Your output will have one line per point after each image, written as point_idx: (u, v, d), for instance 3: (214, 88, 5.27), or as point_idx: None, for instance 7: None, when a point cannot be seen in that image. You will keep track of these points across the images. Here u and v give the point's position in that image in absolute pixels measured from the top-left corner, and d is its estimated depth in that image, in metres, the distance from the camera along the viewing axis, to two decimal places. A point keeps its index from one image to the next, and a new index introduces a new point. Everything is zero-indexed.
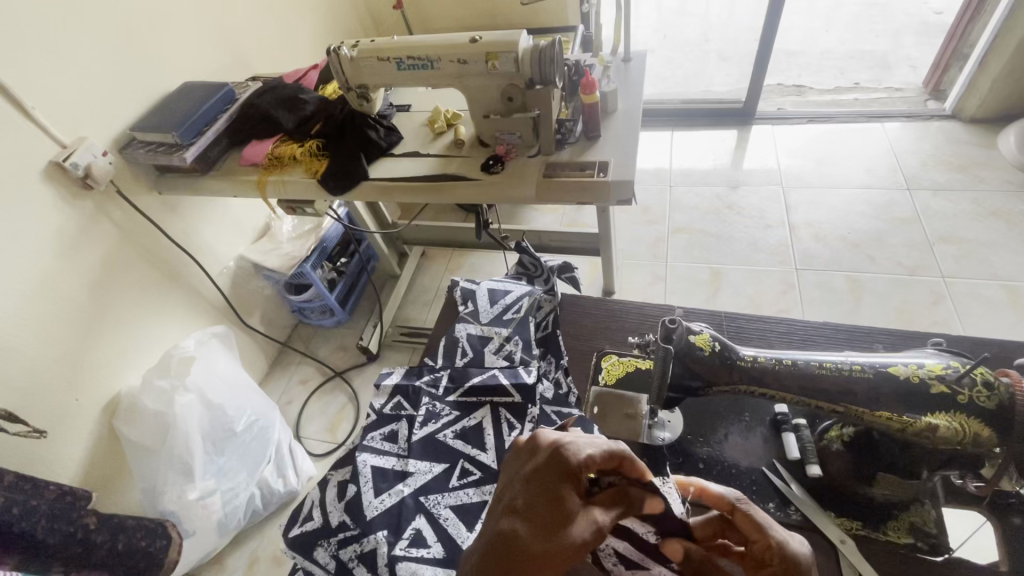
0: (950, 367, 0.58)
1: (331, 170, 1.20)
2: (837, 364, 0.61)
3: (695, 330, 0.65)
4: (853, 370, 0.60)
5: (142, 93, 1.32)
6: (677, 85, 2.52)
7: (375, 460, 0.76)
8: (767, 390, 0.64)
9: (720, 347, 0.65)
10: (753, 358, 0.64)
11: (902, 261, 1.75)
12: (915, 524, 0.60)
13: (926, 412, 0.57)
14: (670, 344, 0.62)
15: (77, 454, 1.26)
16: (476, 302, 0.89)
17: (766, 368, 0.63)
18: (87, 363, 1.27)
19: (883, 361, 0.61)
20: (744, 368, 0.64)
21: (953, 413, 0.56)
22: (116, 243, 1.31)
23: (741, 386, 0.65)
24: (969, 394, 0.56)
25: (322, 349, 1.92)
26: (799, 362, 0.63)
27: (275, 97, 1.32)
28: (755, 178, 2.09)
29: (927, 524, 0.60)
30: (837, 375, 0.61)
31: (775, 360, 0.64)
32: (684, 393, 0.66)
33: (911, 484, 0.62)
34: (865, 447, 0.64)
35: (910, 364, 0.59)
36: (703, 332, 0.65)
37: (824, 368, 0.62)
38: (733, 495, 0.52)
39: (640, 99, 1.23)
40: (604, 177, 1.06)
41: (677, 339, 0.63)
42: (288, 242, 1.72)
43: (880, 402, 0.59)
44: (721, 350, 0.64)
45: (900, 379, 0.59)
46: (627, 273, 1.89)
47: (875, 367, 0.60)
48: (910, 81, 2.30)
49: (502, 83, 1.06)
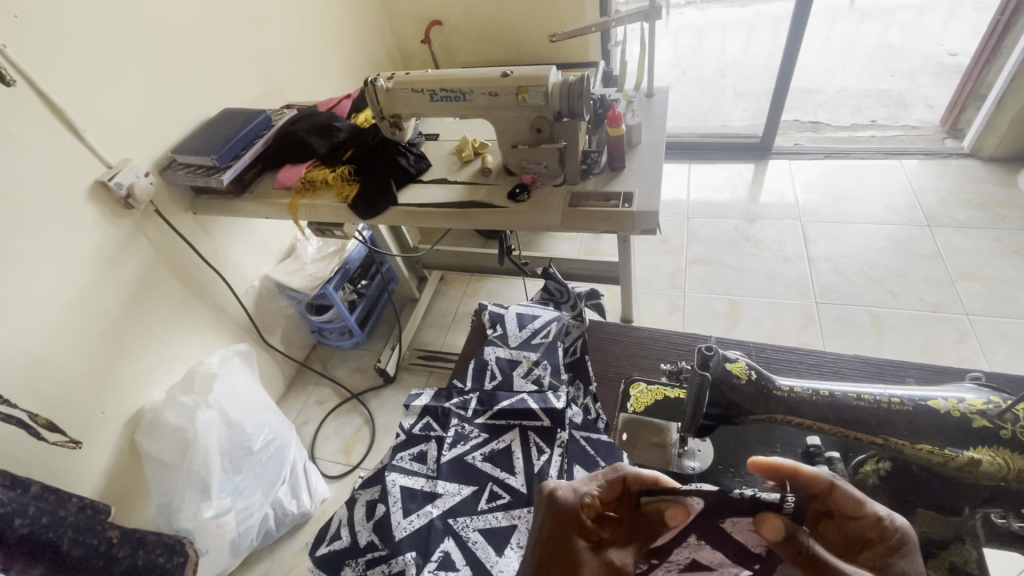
0: (992, 402, 0.58)
1: (361, 195, 1.24)
2: (875, 397, 0.61)
3: (732, 358, 0.66)
4: (892, 403, 0.60)
5: (183, 119, 1.39)
6: (694, 119, 2.56)
7: (404, 481, 0.76)
8: (803, 420, 0.64)
9: (755, 376, 0.65)
10: (789, 388, 0.64)
11: (924, 297, 1.74)
12: (954, 563, 0.58)
13: (969, 447, 0.56)
14: (707, 372, 0.63)
15: (100, 466, 1.28)
16: (505, 325, 0.90)
17: (803, 399, 0.63)
18: (115, 376, 1.30)
19: (922, 396, 0.60)
20: (780, 398, 0.64)
21: (996, 448, 0.55)
22: (151, 261, 1.36)
23: (776, 416, 0.64)
24: (1012, 430, 0.55)
25: (339, 369, 1.94)
26: (835, 393, 0.63)
27: (310, 124, 1.38)
28: (773, 212, 2.10)
29: (967, 563, 0.58)
30: (875, 408, 0.60)
31: (811, 391, 0.64)
32: (718, 421, 0.66)
33: (952, 521, 0.60)
34: (902, 481, 0.63)
35: (949, 398, 0.59)
36: (739, 360, 0.65)
37: (861, 399, 0.62)
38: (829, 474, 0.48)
39: (663, 132, 1.26)
40: (629, 207, 1.08)
41: (713, 365, 0.64)
42: (312, 263, 1.75)
43: (920, 435, 0.58)
44: (757, 378, 0.65)
45: (941, 413, 0.58)
46: (645, 302, 1.90)
47: (914, 400, 0.60)
48: (927, 119, 2.33)
49: (531, 116, 1.10)
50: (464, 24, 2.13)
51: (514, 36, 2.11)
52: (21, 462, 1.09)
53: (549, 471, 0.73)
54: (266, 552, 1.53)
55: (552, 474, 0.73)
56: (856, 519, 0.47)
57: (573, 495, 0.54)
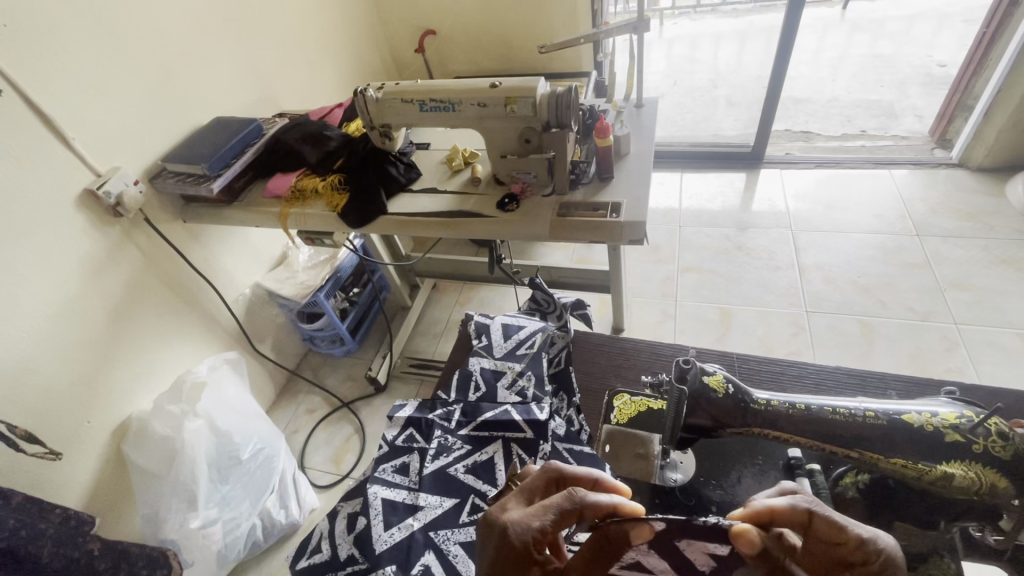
0: (966, 416, 0.58)
1: (351, 204, 1.24)
2: (850, 410, 0.61)
3: (709, 371, 0.66)
4: (867, 416, 0.60)
5: (174, 128, 1.39)
6: (686, 128, 2.57)
7: (385, 493, 0.76)
8: (780, 433, 0.64)
9: (733, 389, 0.65)
10: (767, 401, 0.64)
11: (914, 306, 1.74)
12: None
13: (942, 462, 0.57)
14: (684, 386, 0.63)
15: (85, 476, 1.26)
16: (490, 336, 0.90)
17: (780, 412, 0.63)
18: (101, 385, 1.29)
19: (897, 409, 0.60)
20: (758, 411, 0.64)
21: (968, 463, 0.56)
22: (139, 269, 1.35)
23: (755, 428, 0.65)
24: (984, 443, 0.55)
25: (330, 378, 1.93)
26: (812, 407, 0.63)
27: (300, 133, 1.38)
28: (764, 220, 2.12)
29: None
30: (851, 421, 0.60)
31: (788, 404, 0.64)
32: (697, 433, 0.67)
33: (927, 534, 0.60)
34: (880, 495, 0.63)
35: (924, 412, 0.59)
36: (716, 372, 0.66)
37: (837, 413, 0.61)
38: (804, 501, 0.47)
39: (651, 143, 1.27)
40: (616, 218, 1.09)
41: (691, 379, 0.64)
42: (303, 271, 1.75)
43: (894, 448, 0.58)
44: (736, 392, 0.65)
45: (915, 427, 0.58)
46: (637, 311, 1.90)
47: (889, 414, 0.60)
48: (916, 129, 2.35)
49: (519, 127, 1.10)
50: (457, 34, 2.15)
51: (507, 46, 2.13)
52: (4, 473, 1.08)
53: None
54: (253, 564, 1.52)
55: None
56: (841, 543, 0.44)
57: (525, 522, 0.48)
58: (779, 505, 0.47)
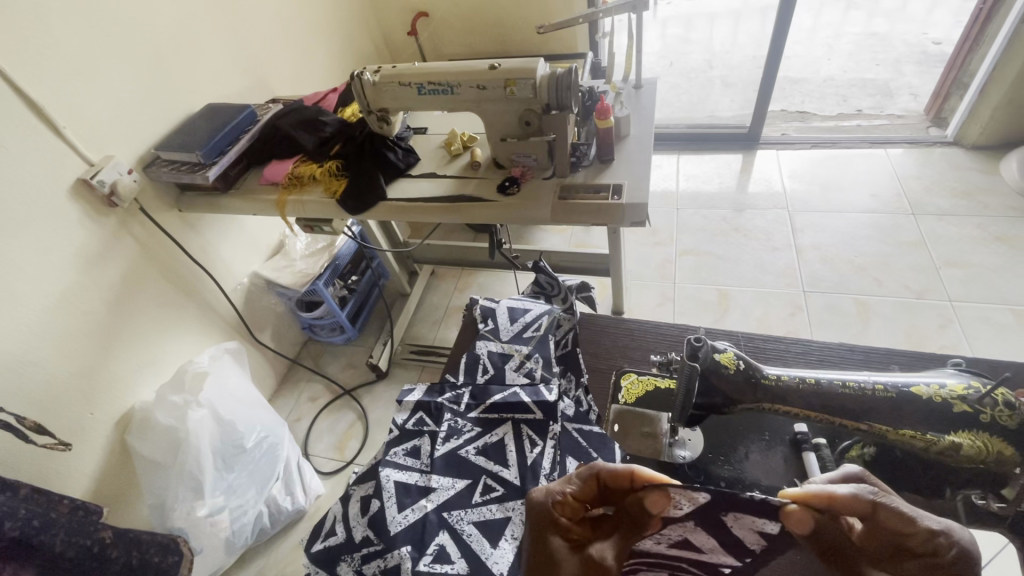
0: (972, 387, 0.59)
1: (349, 190, 1.23)
2: (860, 383, 0.62)
3: (720, 349, 0.66)
4: (876, 389, 0.61)
5: (166, 115, 1.37)
6: (683, 110, 2.56)
7: (398, 476, 0.76)
8: (790, 408, 0.65)
9: (744, 365, 0.66)
10: (777, 376, 0.65)
11: (909, 284, 1.76)
12: None
13: (949, 432, 0.58)
14: (697, 362, 0.64)
15: (90, 468, 1.26)
16: (496, 319, 0.90)
17: (790, 386, 0.64)
18: (102, 376, 1.28)
19: (906, 382, 0.61)
20: (769, 386, 0.65)
21: (977, 432, 0.57)
22: (138, 261, 1.34)
23: (765, 404, 0.65)
24: (991, 413, 0.57)
25: (331, 366, 1.93)
26: (822, 381, 0.64)
27: (296, 118, 1.35)
28: (761, 201, 2.12)
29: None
30: (860, 395, 0.62)
31: (799, 379, 0.65)
32: (708, 411, 0.67)
33: (934, 503, 0.62)
34: (886, 465, 0.65)
35: (931, 384, 0.60)
36: (727, 350, 0.66)
37: (846, 386, 0.62)
38: (868, 493, 0.47)
39: (651, 124, 1.26)
40: (619, 200, 1.08)
41: (702, 356, 0.65)
42: (301, 259, 1.74)
43: (903, 420, 0.60)
44: (746, 368, 0.66)
45: (924, 399, 0.59)
46: (635, 294, 1.91)
47: (898, 387, 0.61)
48: (911, 108, 2.35)
49: (520, 109, 1.09)
50: (451, 16, 2.11)
51: (501, 27, 2.10)
52: (9, 465, 1.08)
53: (542, 463, 0.74)
54: (260, 550, 1.53)
55: (546, 465, 0.74)
56: (910, 536, 0.46)
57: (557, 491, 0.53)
58: (840, 493, 0.46)
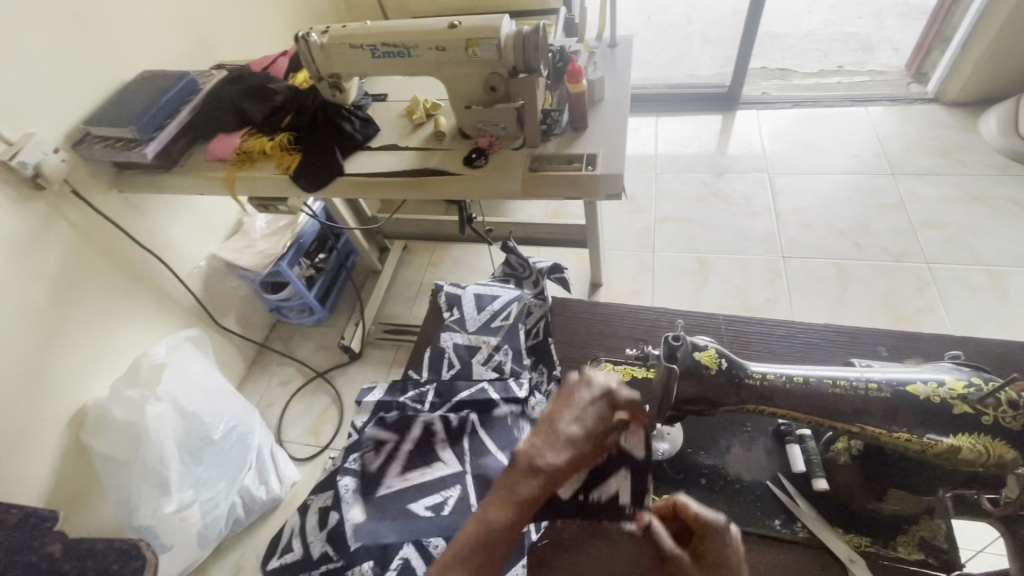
0: (973, 384, 0.56)
1: (304, 166, 1.13)
2: (851, 383, 0.59)
3: (701, 346, 0.62)
4: (869, 389, 0.58)
5: (94, 84, 1.22)
6: (661, 69, 2.46)
7: (424, 502, 0.69)
8: (775, 407, 0.61)
9: (726, 364, 0.62)
10: (762, 376, 0.61)
11: (888, 246, 1.75)
12: (924, 539, 0.60)
13: (950, 434, 0.56)
14: (674, 363, 0.60)
15: (43, 471, 1.18)
16: (462, 308, 0.88)
17: (777, 386, 0.61)
18: (48, 374, 1.19)
19: (901, 379, 0.58)
20: (751, 387, 0.61)
21: (977, 434, 0.55)
22: (76, 248, 1.23)
23: (748, 405, 0.62)
24: (994, 414, 0.55)
25: (302, 348, 1.85)
26: (811, 379, 0.60)
27: (242, 87, 1.23)
28: (741, 164, 2.07)
29: (936, 538, 0.59)
30: (852, 395, 0.58)
31: (786, 378, 0.61)
32: (686, 412, 0.64)
33: (922, 499, 0.61)
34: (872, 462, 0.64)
35: (929, 381, 0.57)
36: (708, 348, 0.62)
37: (837, 386, 0.59)
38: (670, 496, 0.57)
39: (627, 87, 1.18)
40: (593, 170, 1.01)
41: (681, 356, 0.61)
42: (262, 239, 1.63)
43: (897, 421, 0.57)
44: (730, 367, 0.62)
45: (920, 399, 0.57)
46: (614, 264, 1.86)
47: (893, 385, 0.58)
48: (893, 63, 2.29)
49: (483, 72, 1.00)
50: None
51: None
52: None
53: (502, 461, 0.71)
54: (237, 539, 1.49)
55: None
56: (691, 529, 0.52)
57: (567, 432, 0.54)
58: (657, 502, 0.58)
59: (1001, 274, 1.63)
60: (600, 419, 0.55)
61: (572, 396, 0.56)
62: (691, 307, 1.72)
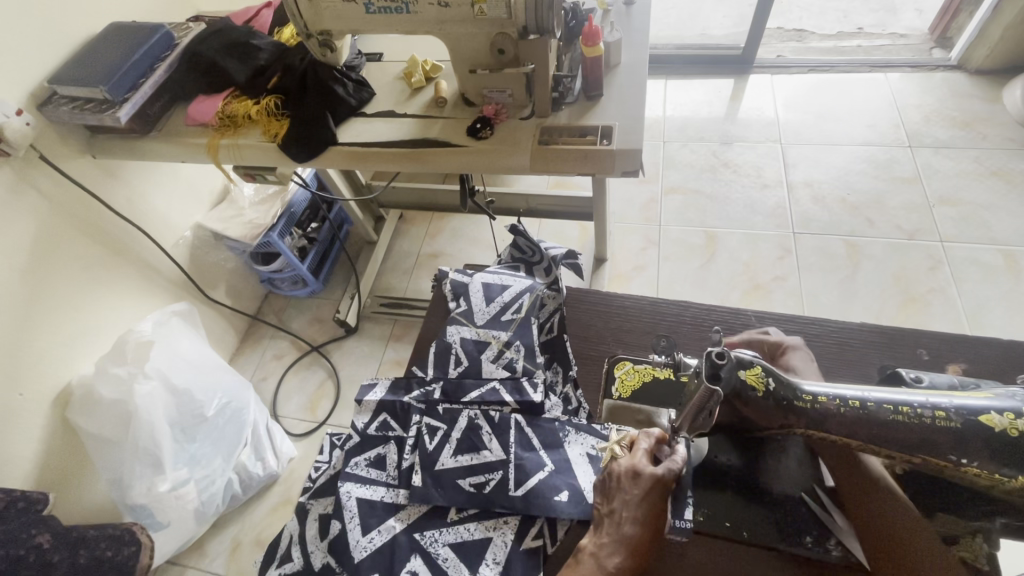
0: None
1: (293, 133, 1.04)
2: (916, 410, 0.56)
3: (746, 364, 0.59)
4: (937, 418, 0.55)
5: (58, 37, 1.10)
6: (671, 27, 2.32)
7: (468, 479, 0.70)
8: (827, 433, 0.59)
9: (774, 385, 0.59)
10: (813, 398, 0.59)
11: (901, 223, 1.69)
12: (964, 561, 0.60)
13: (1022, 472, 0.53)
14: (718, 386, 0.56)
15: (29, 452, 1.14)
16: (470, 300, 0.85)
17: (828, 410, 0.58)
18: (27, 352, 1.13)
19: (973, 408, 0.55)
20: (803, 411, 0.59)
21: None
22: (50, 220, 1.16)
23: (798, 428, 0.59)
24: None
25: (295, 321, 1.79)
26: (868, 403, 0.58)
27: (221, 42, 1.12)
28: (752, 132, 1.97)
29: (977, 559, 0.60)
30: (917, 424, 0.56)
31: (839, 401, 0.58)
32: (736, 426, 0.62)
33: (969, 522, 0.60)
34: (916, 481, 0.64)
35: (1006, 412, 0.54)
36: (754, 366, 0.59)
37: (899, 414, 0.56)
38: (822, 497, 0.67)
39: (645, 50, 1.08)
40: (608, 145, 0.94)
41: (725, 376, 0.57)
42: (250, 208, 1.54)
43: (968, 454, 0.54)
44: (775, 389, 0.58)
45: (994, 431, 0.53)
46: (619, 237, 1.80)
47: (963, 414, 0.55)
48: (915, 26, 2.16)
49: (490, 33, 0.91)
50: None
51: None
52: None
53: (532, 440, 0.73)
54: (234, 516, 1.47)
55: (578, 453, 0.72)
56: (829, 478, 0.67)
57: (635, 521, 0.61)
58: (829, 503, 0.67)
59: (1015, 254, 1.59)
60: (652, 509, 0.61)
61: (621, 490, 0.62)
62: (697, 284, 1.67)
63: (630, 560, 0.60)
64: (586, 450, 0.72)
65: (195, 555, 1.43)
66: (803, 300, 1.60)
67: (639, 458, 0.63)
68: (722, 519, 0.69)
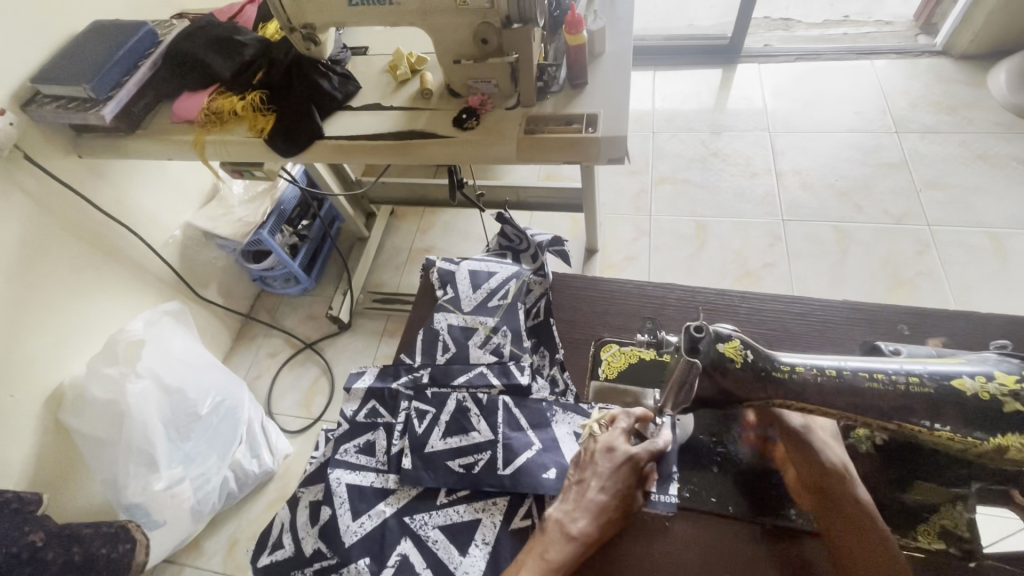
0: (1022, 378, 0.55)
1: (279, 127, 1.04)
2: (891, 377, 0.57)
3: (725, 336, 0.59)
4: (911, 383, 0.56)
5: (39, 36, 1.09)
6: (659, 18, 2.32)
7: (457, 460, 0.71)
8: (807, 403, 0.59)
9: (753, 356, 0.60)
10: (791, 368, 0.59)
11: (889, 208, 1.71)
12: (946, 528, 0.63)
13: (996, 435, 0.55)
14: (696, 358, 0.58)
15: (21, 453, 1.13)
16: (456, 287, 0.86)
17: (806, 379, 0.59)
18: (17, 354, 1.12)
19: (946, 372, 0.56)
20: (781, 381, 0.59)
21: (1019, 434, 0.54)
22: (37, 220, 1.15)
23: (777, 399, 0.60)
24: None
25: (289, 318, 1.79)
26: (844, 373, 0.58)
27: (205, 38, 1.12)
28: (742, 122, 1.98)
29: (958, 526, 0.63)
30: (893, 391, 0.57)
31: (816, 370, 0.59)
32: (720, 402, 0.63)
33: (946, 489, 0.63)
34: (897, 452, 0.65)
35: (978, 376, 0.55)
36: (732, 338, 0.59)
37: (874, 380, 0.57)
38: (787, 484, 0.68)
39: (629, 39, 1.09)
40: (593, 132, 0.94)
41: (704, 350, 0.58)
42: (240, 206, 1.53)
43: (942, 419, 0.55)
44: (755, 360, 0.59)
45: (968, 396, 0.55)
46: (610, 228, 1.80)
47: (936, 379, 0.56)
48: (901, 13, 2.17)
49: (473, 22, 0.91)
50: None
51: None
52: None
53: (519, 420, 0.73)
54: (230, 513, 1.48)
55: (565, 432, 0.73)
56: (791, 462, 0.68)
57: (604, 492, 0.63)
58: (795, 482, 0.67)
59: (1001, 236, 1.61)
60: (623, 483, 0.63)
61: (596, 463, 0.64)
62: (688, 273, 1.68)
63: (593, 528, 0.62)
64: (573, 429, 0.73)
65: (192, 553, 1.43)
66: (793, 286, 1.62)
67: (616, 435, 0.66)
68: (707, 496, 0.70)
